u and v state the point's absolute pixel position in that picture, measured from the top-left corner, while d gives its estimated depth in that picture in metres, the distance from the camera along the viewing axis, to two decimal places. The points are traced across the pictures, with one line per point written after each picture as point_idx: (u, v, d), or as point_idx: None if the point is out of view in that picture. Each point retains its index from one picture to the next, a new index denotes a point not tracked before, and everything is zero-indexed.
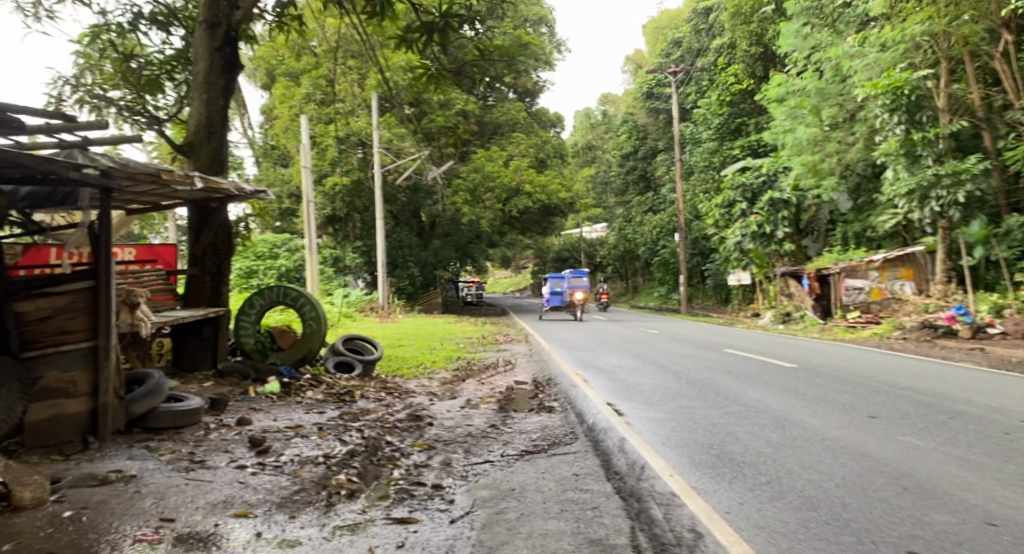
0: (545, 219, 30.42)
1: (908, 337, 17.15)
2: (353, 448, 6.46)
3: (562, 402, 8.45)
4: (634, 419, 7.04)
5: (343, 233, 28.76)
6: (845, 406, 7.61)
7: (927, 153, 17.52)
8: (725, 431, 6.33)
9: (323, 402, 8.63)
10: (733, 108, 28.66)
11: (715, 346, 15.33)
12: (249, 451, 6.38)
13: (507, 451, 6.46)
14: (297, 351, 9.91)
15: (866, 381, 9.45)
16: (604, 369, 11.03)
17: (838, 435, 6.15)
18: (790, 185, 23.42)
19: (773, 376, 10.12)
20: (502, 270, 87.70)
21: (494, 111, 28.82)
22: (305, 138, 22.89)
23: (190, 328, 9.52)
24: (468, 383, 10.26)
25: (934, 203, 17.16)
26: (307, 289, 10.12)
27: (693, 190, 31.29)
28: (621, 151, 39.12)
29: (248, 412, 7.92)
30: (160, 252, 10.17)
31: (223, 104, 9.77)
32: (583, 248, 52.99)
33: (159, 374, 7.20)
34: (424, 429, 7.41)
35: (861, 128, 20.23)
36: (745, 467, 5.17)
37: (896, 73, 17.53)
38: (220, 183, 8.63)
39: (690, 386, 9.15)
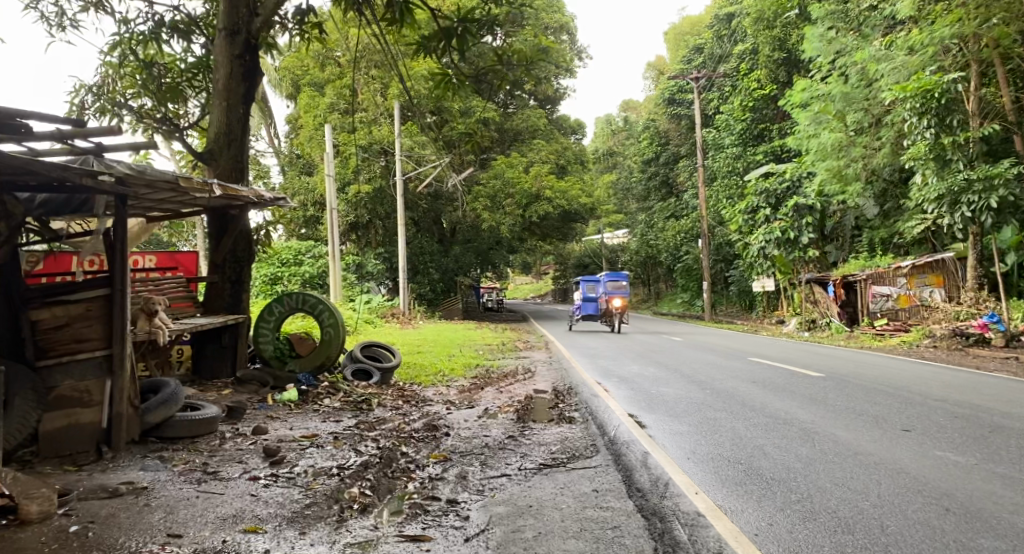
0: (566, 225, 30.24)
1: (939, 346, 16.71)
2: (368, 460, 6.34)
3: (582, 412, 8.26)
4: (656, 431, 6.84)
5: (365, 240, 28.79)
6: (876, 418, 7.34)
7: (957, 158, 17.10)
8: (751, 444, 6.10)
9: (340, 411, 8.52)
10: (756, 114, 28.30)
11: (739, 354, 15.04)
12: (263, 461, 6.28)
13: (526, 464, 6.29)
14: (315, 358, 9.82)
15: (897, 392, 9.15)
16: (626, 378, 10.81)
17: (870, 450, 5.91)
18: (815, 190, 23.04)
19: (799, 385, 9.86)
20: (524, 276, 87.64)
21: (516, 118, 28.73)
22: (327, 146, 22.95)
23: (210, 335, 9.45)
24: (487, 392, 10.11)
25: (965, 208, 16.69)
26: (326, 296, 10.04)
27: (716, 196, 30.95)
28: (642, 157, 38.85)
29: (264, 421, 7.83)
30: (180, 259, 10.11)
31: (242, 111, 9.66)
32: (605, 254, 52.73)
33: (175, 383, 7.10)
34: (441, 439, 7.27)
35: (888, 133, 19.83)
36: (773, 485, 4.95)
37: (925, 76, 17.11)
38: (238, 191, 8.54)
39: (715, 396, 8.91)
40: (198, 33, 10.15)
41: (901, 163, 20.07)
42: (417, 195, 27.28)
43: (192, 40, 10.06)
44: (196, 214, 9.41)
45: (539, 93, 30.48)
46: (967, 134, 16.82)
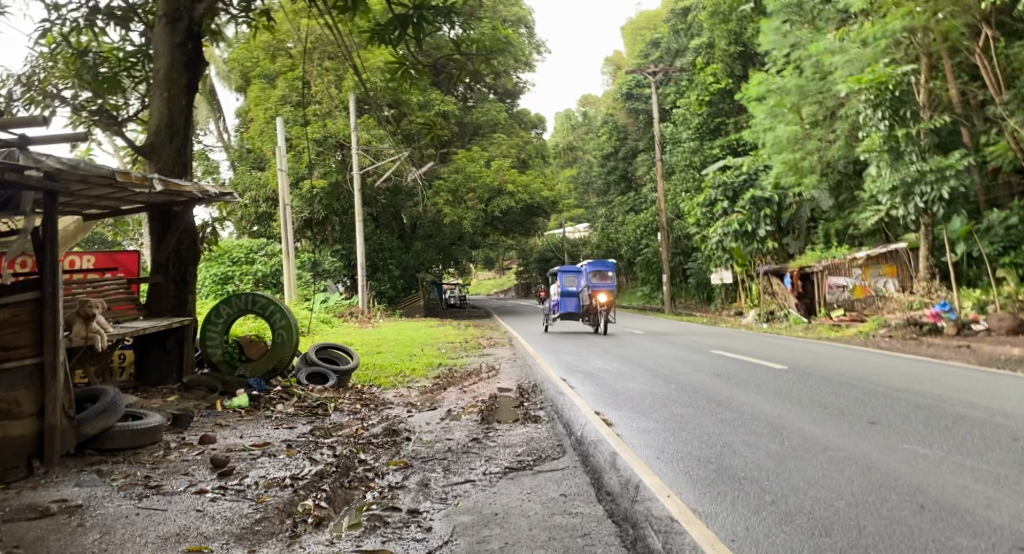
0: (528, 220, 30.04)
1: (893, 335, 16.92)
2: (323, 468, 6.03)
3: (548, 411, 8.03)
4: (624, 430, 6.64)
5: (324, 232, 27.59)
6: (843, 411, 7.25)
7: (910, 150, 17.32)
8: (721, 441, 5.93)
9: (294, 417, 8.17)
10: (713, 108, 28.39)
11: (701, 347, 15.00)
12: (211, 473, 5.92)
13: (490, 468, 6.03)
14: (267, 361, 9.43)
15: (861, 383, 9.12)
16: (590, 374, 10.62)
17: (840, 444, 5.78)
18: (771, 183, 23.22)
19: (764, 378, 9.78)
20: (484, 272, 87.34)
21: (475, 111, 28.41)
22: (281, 140, 22.36)
23: (154, 338, 9.02)
24: (450, 392, 9.83)
25: (918, 200, 17.02)
26: (277, 297, 9.66)
27: (675, 189, 31.06)
28: (601, 151, 38.82)
29: (213, 429, 7.44)
30: (121, 259, 9.63)
31: (185, 103, 9.26)
32: (566, 249, 52.72)
33: (114, 391, 6.69)
34: (401, 445, 6.97)
35: (842, 126, 20.02)
36: (746, 485, 4.77)
37: (879, 68, 17.21)
38: (182, 186, 8.12)
39: (680, 391, 8.76)
40: (135, 22, 9.69)
41: (855, 156, 20.29)
42: (374, 190, 26.77)
43: (129, 28, 9.59)
44: (137, 211, 8.93)
45: (498, 87, 30.14)
46: (919, 126, 17.02)
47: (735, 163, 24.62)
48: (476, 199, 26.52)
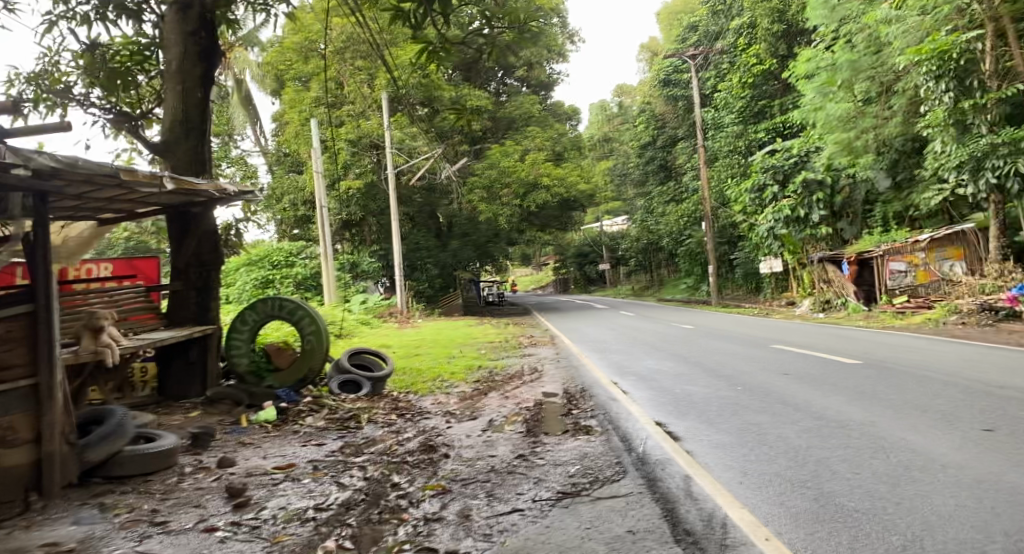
0: (566, 214, 29.07)
1: (968, 322, 15.65)
2: (350, 497, 5.31)
3: (600, 421, 7.19)
4: (693, 444, 5.81)
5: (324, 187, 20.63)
6: (946, 417, 6.35)
7: (978, 122, 15.86)
8: (814, 459, 5.09)
9: (323, 431, 7.47)
10: (757, 91, 27.02)
11: (759, 341, 13.93)
12: (225, 505, 5.24)
13: (540, 493, 5.22)
14: (295, 371, 8.72)
15: (954, 381, 8.11)
16: (644, 376, 9.72)
17: (962, 461, 4.94)
18: (824, 164, 21.83)
19: (840, 376, 8.82)
20: (524, 268, 86.56)
21: (509, 106, 27.75)
22: (315, 141, 21.90)
23: (176, 349, 8.44)
24: (491, 398, 9.01)
25: (989, 175, 15.52)
26: (305, 301, 8.98)
27: (719, 177, 29.76)
28: (639, 141, 37.64)
29: (235, 449, 6.78)
30: (139, 265, 9.06)
31: (201, 96, 8.61)
32: (605, 243, 51.62)
33: (123, 411, 6.04)
34: (438, 464, 6.20)
35: (900, 101, 18.69)
36: (861, 521, 4.01)
37: (941, 37, 15.64)
38: (195, 183, 7.45)
39: (748, 394, 7.88)
40: (148, 13, 9.08)
41: (916, 132, 18.91)
42: (409, 189, 26.11)
43: (142, 20, 9.01)
44: (153, 213, 8.38)
45: (530, 79, 29.22)
46: (991, 96, 15.42)
47: (784, 146, 23.24)
48: (512, 194, 25.65)
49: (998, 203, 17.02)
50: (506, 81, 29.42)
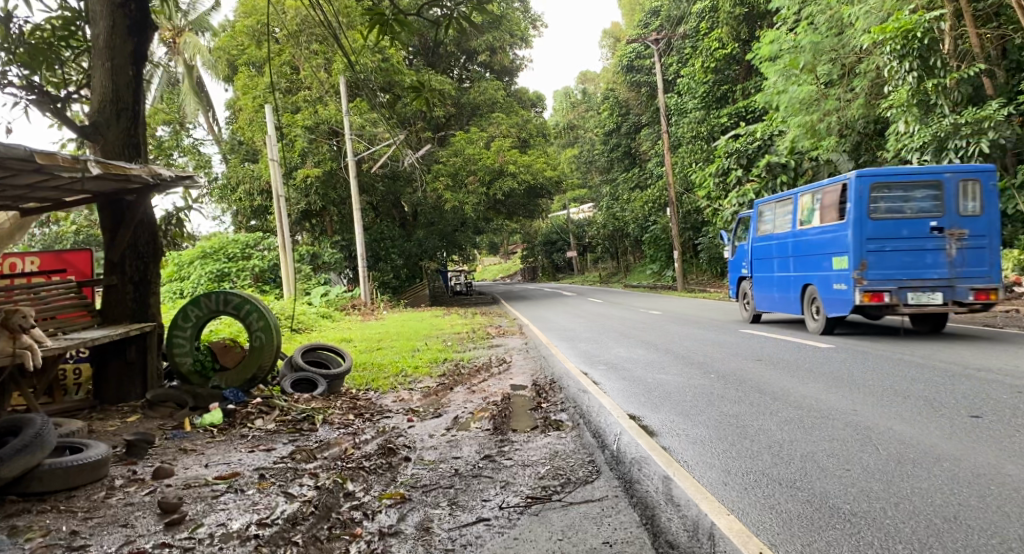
0: (531, 201, 28.57)
1: None
2: (297, 510, 4.81)
3: (571, 415, 6.77)
4: (670, 440, 5.41)
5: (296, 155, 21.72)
6: (930, 402, 6.05)
7: (941, 102, 15.59)
8: (800, 455, 4.72)
9: (274, 435, 6.94)
10: (719, 75, 26.78)
11: (729, 326, 13.62)
12: (156, 523, 4.71)
13: (507, 498, 4.78)
14: (244, 370, 8.10)
15: (932, 363, 7.86)
16: (614, 365, 9.32)
17: (956, 451, 4.61)
18: (787, 146, 21.17)
19: (815, 362, 8.51)
20: (490, 258, 86.03)
21: (471, 92, 27.19)
22: (271, 129, 21.06)
23: (112, 349, 7.82)
24: (456, 393, 8.55)
25: (953, 156, 15.18)
26: (252, 296, 8.37)
27: (684, 161, 29.51)
28: (603, 128, 37.31)
29: (175, 457, 6.22)
30: (70, 259, 8.38)
31: (133, 73, 7.95)
32: (572, 230, 51.27)
33: (41, 420, 5.45)
34: (398, 469, 5.71)
35: (861, 82, 18.58)
36: (860, 527, 3.65)
37: (905, 15, 15.28)
38: (125, 168, 6.82)
39: (724, 383, 7.52)
40: None
41: (877, 114, 18.76)
42: (370, 178, 25.35)
43: None
44: (84, 202, 7.73)
45: (493, 64, 28.57)
46: (953, 76, 15.14)
47: (748, 130, 22.68)
48: (476, 181, 25.11)
49: None
50: (468, 67, 28.81)
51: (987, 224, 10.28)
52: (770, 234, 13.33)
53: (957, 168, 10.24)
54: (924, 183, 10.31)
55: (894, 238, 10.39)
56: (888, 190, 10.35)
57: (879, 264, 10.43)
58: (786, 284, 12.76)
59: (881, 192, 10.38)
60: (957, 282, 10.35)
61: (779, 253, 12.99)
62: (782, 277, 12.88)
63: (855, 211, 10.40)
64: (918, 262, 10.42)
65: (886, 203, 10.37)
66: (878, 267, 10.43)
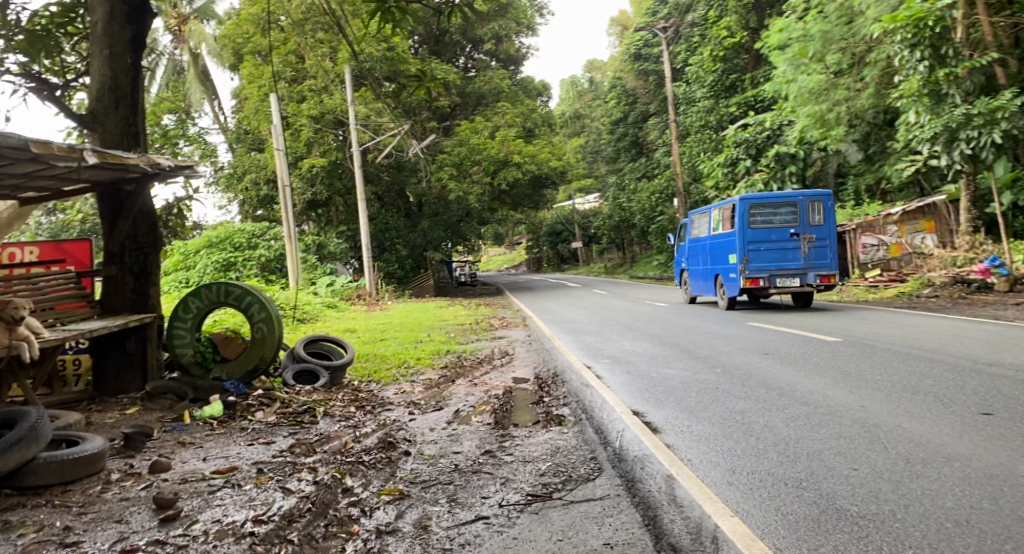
0: (536, 191, 28.41)
1: (940, 295, 15.53)
2: (294, 507, 4.73)
3: (573, 410, 6.69)
4: (674, 437, 5.31)
5: (324, 190, 25.35)
6: (940, 398, 5.93)
7: (953, 92, 15.31)
8: (806, 453, 4.61)
9: (274, 428, 6.86)
10: (728, 64, 26.51)
11: (735, 319, 13.49)
12: (151, 519, 4.64)
13: (507, 496, 4.70)
14: (245, 362, 8.03)
15: (941, 358, 7.74)
16: (618, 359, 9.22)
17: (968, 450, 4.50)
18: (796, 137, 20.94)
19: (822, 356, 8.39)
20: (496, 248, 85.90)
21: (477, 81, 27.00)
22: (276, 118, 20.95)
23: (111, 341, 7.76)
24: (458, 386, 8.48)
25: (964, 146, 14.93)
26: (254, 288, 8.31)
27: (691, 151, 29.26)
28: (610, 117, 37.05)
29: (173, 450, 6.16)
30: (70, 249, 8.30)
31: (132, 62, 7.88)
32: (578, 221, 51.06)
33: (36, 413, 5.39)
34: (397, 463, 5.62)
35: (871, 72, 18.35)
36: (869, 530, 3.55)
37: (916, 3, 14.97)
38: (123, 157, 6.75)
39: (729, 378, 7.42)
40: None
41: (887, 103, 18.55)
42: (376, 168, 25.23)
43: None
44: (83, 192, 7.66)
45: (499, 53, 28.35)
46: (965, 66, 14.92)
47: (756, 119, 22.35)
48: (481, 171, 24.98)
49: (969, 174, 16.64)
50: (474, 56, 28.61)
51: (828, 230, 14.27)
52: (698, 236, 17.14)
53: (807, 193, 14.25)
54: (785, 203, 14.21)
55: (766, 241, 14.21)
56: (762, 207, 14.27)
57: (757, 259, 14.25)
58: (706, 273, 16.54)
59: (756, 210, 14.29)
60: (809, 271, 14.26)
61: (701, 253, 16.76)
62: (703, 268, 16.64)
63: (738, 222, 14.23)
64: (784, 258, 14.28)
65: (760, 217, 14.25)
66: (757, 261, 14.24)
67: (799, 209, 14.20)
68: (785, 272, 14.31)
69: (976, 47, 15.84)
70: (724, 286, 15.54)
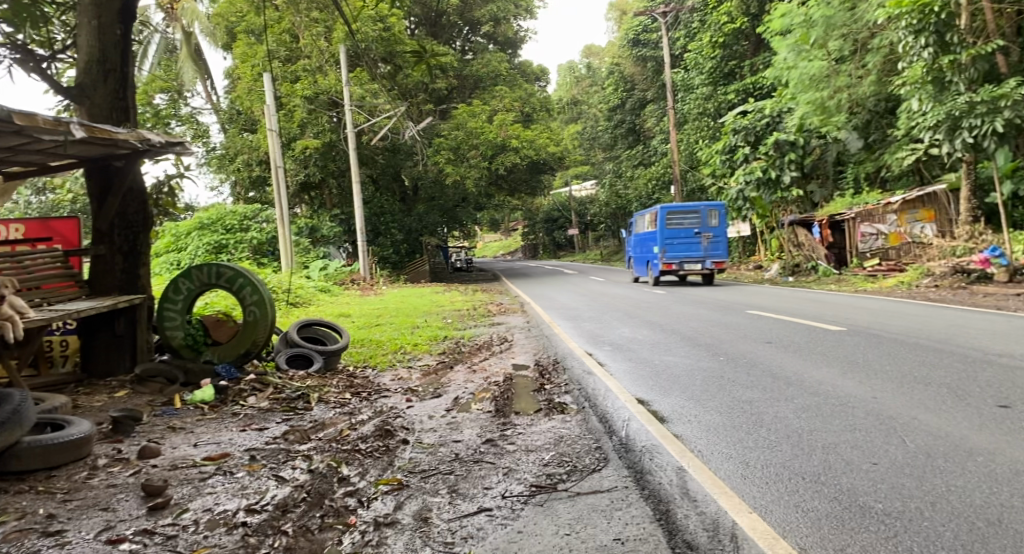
0: (533, 177, 28.12)
1: (940, 286, 15.36)
2: (288, 497, 4.55)
3: (576, 398, 6.51)
4: (682, 428, 5.15)
5: (320, 199, 27.26)
6: (954, 389, 5.78)
7: (957, 80, 15.07)
8: (822, 446, 4.45)
9: (267, 414, 6.67)
10: (727, 51, 26.26)
11: (735, 307, 13.33)
12: (140, 506, 4.45)
13: (512, 486, 4.52)
14: (237, 345, 7.82)
15: (950, 349, 7.59)
16: (619, 346, 9.05)
17: (990, 444, 4.35)
18: (796, 125, 20.61)
19: (828, 345, 8.25)
20: (491, 235, 85.52)
21: (475, 64, 26.68)
22: (270, 98, 20.62)
23: (100, 322, 7.55)
24: (456, 372, 8.29)
25: (966, 134, 14.75)
26: (246, 269, 8.07)
27: (689, 138, 29.01)
28: (607, 103, 36.72)
29: (162, 435, 5.96)
30: (56, 227, 8.06)
31: (121, 33, 7.61)
32: (573, 207, 50.75)
33: (19, 395, 5.18)
34: (395, 452, 5.44)
35: (873, 58, 18.11)
36: (896, 530, 3.40)
37: None
38: (112, 132, 6.52)
39: (734, 367, 7.26)
40: None
41: (890, 91, 18.35)
42: (371, 150, 24.91)
43: None
44: (70, 167, 7.42)
45: (497, 36, 27.98)
46: (970, 52, 14.65)
47: (756, 106, 22.07)
48: (478, 156, 24.69)
49: (969, 162, 16.55)
50: (471, 38, 28.19)
51: (722, 230, 19.29)
52: (639, 232, 21.86)
53: (708, 203, 19.21)
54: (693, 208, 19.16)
55: (677, 237, 19.21)
56: (675, 212, 19.22)
57: (671, 249, 19.22)
58: (641, 260, 21.32)
59: (672, 215, 19.31)
60: (708, 259, 19.22)
61: (640, 245, 21.55)
62: (640, 257, 21.46)
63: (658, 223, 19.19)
64: (690, 249, 19.26)
65: (674, 219, 19.22)
66: (670, 252, 19.25)
67: (703, 214, 19.18)
68: (690, 259, 19.28)
69: (981, 34, 15.60)
70: (651, 270, 20.40)
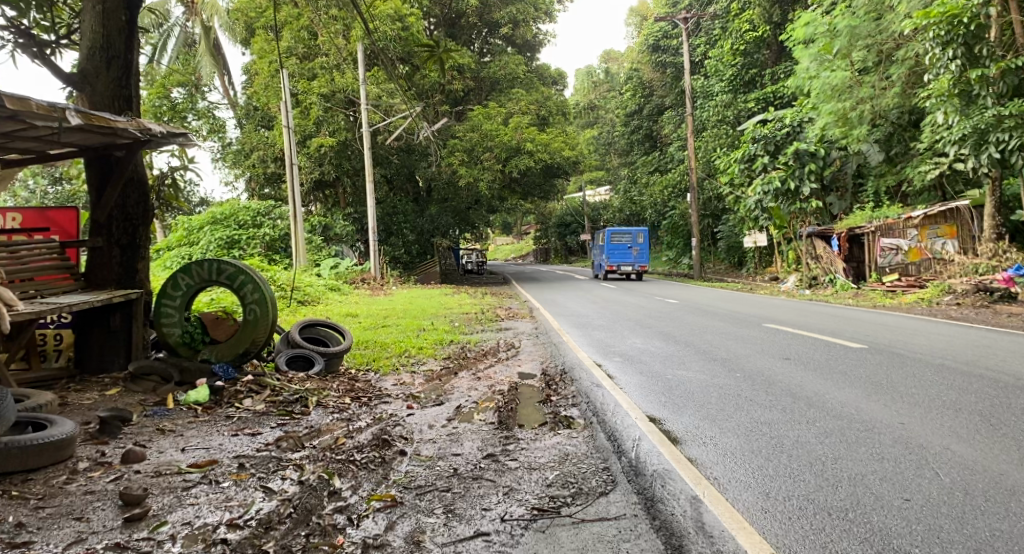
0: (548, 181, 27.83)
1: (962, 303, 14.84)
2: (273, 512, 4.27)
3: (584, 412, 6.20)
4: (697, 451, 4.83)
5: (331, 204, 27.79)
6: (987, 416, 5.45)
7: (984, 93, 14.44)
8: (848, 476, 4.16)
9: (262, 418, 6.41)
10: (747, 59, 25.85)
11: (750, 319, 12.94)
12: (115, 518, 4.19)
13: (512, 509, 4.22)
14: (236, 344, 7.54)
15: (979, 371, 7.23)
16: (630, 357, 8.72)
17: None
18: (816, 135, 20.22)
19: (849, 364, 7.89)
20: (505, 237, 85.32)
21: (492, 66, 26.49)
22: (286, 95, 20.47)
23: (95, 316, 7.31)
24: (460, 379, 7.99)
25: (993, 149, 14.29)
26: (248, 266, 7.81)
27: (706, 146, 28.59)
28: (625, 109, 36.37)
29: (151, 438, 5.70)
30: (53, 216, 7.83)
31: (126, 19, 7.43)
32: (587, 213, 50.35)
33: None
34: (391, 464, 5.15)
35: (898, 70, 17.68)
36: None
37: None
38: (109, 119, 6.29)
39: (750, 384, 6.93)
40: None
41: (914, 103, 17.93)
42: (386, 150, 24.65)
43: None
44: (70, 156, 7.20)
45: (515, 39, 27.75)
46: (999, 66, 14.01)
47: (777, 115, 21.59)
48: (493, 158, 24.38)
49: (995, 179, 16.14)
50: (490, 40, 27.97)
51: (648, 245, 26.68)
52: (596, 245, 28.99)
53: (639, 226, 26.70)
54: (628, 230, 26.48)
55: (615, 248, 26.55)
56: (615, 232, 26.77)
57: (612, 257, 26.47)
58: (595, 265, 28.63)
59: (614, 233, 26.65)
60: (637, 264, 26.49)
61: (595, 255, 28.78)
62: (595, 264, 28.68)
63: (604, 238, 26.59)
64: (626, 257, 26.51)
65: (615, 236, 26.66)
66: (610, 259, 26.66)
67: (635, 234, 26.54)
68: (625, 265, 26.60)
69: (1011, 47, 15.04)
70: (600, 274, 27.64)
